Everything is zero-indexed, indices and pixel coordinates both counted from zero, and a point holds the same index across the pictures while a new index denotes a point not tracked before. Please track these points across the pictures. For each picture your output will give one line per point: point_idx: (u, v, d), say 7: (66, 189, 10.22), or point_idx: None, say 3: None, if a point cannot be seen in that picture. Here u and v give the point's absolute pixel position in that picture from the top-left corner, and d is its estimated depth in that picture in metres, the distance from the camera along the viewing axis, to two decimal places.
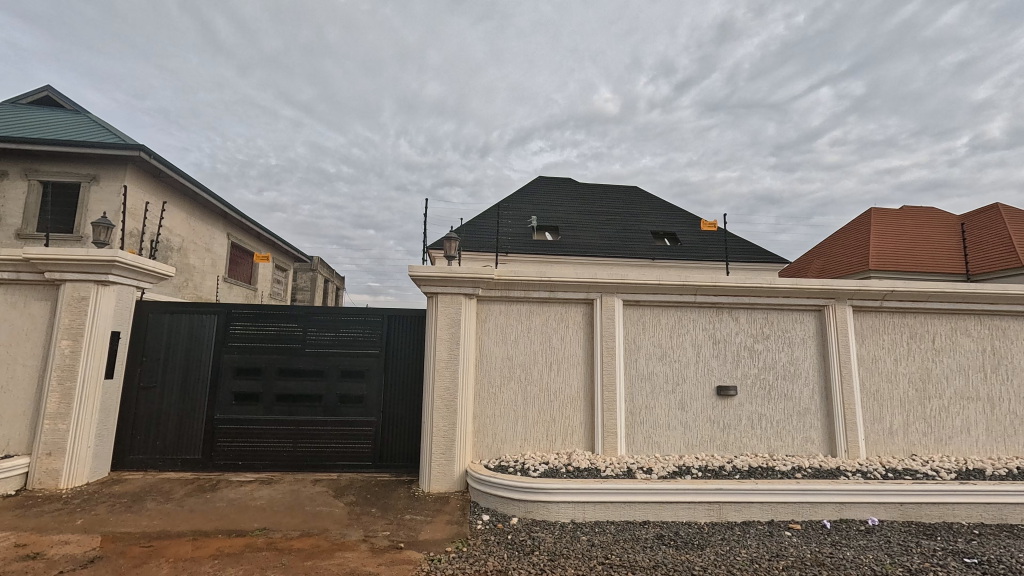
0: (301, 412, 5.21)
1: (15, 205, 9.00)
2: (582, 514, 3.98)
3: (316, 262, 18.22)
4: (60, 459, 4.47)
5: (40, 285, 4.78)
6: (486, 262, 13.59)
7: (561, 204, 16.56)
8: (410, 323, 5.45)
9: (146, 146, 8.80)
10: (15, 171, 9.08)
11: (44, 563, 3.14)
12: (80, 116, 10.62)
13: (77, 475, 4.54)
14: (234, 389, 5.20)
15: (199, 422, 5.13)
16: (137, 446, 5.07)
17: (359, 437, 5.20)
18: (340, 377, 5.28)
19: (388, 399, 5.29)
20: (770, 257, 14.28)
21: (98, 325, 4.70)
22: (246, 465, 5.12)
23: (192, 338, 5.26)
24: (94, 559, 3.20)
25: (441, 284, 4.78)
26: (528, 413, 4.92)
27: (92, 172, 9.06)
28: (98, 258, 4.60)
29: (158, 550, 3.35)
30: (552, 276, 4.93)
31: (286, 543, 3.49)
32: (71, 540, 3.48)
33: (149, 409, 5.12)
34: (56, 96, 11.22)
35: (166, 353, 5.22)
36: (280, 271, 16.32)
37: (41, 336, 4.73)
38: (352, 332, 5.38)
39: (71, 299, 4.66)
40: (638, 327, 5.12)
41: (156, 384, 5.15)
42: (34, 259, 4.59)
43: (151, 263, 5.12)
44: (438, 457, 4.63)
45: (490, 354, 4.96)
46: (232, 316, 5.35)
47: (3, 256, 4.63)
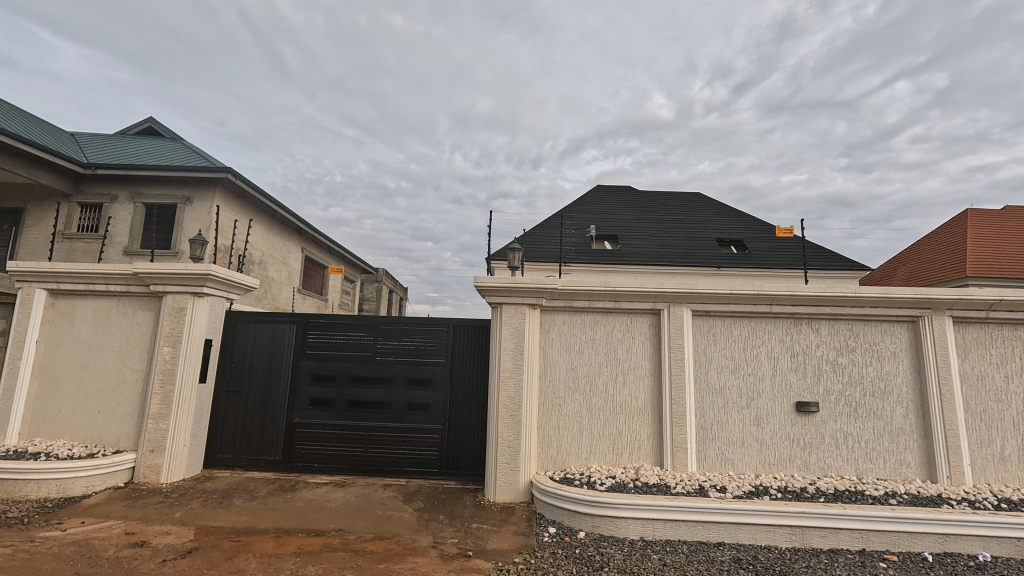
0: (371, 418, 5.41)
1: (123, 224, 9.95)
2: (651, 531, 3.84)
3: (381, 273, 18.99)
4: (161, 456, 4.90)
5: (146, 297, 5.28)
6: (548, 273, 13.58)
7: (620, 213, 16.29)
8: (474, 332, 5.53)
9: (233, 168, 9.56)
10: (123, 194, 10.06)
11: (150, 551, 3.43)
12: (177, 143, 11.70)
13: (175, 471, 4.94)
14: (310, 395, 5.49)
15: (280, 425, 5.45)
16: (225, 446, 5.44)
17: (425, 444, 5.33)
18: (408, 385, 5.44)
19: (453, 407, 5.38)
20: (851, 263, 13.33)
21: (194, 333, 5.13)
22: (321, 467, 5.36)
23: (273, 345, 5.61)
24: (192, 550, 3.47)
25: (505, 294, 4.84)
26: (593, 426, 4.84)
27: (186, 193, 9.90)
28: (195, 271, 5.02)
29: (246, 545, 3.57)
30: (617, 285, 4.85)
31: (360, 545, 3.62)
32: (171, 531, 3.78)
33: (235, 411, 5.50)
34: (158, 126, 12.46)
35: (250, 359, 5.59)
36: (348, 283, 17.12)
37: (145, 343, 5.21)
38: (417, 341, 5.55)
39: (172, 309, 5.12)
40: (709, 339, 4.92)
41: (242, 388, 5.53)
42: (142, 272, 5.08)
43: (238, 276, 5.52)
44: (503, 467, 4.64)
45: (554, 365, 4.94)
46: (308, 325, 5.65)
47: (116, 270, 5.15)
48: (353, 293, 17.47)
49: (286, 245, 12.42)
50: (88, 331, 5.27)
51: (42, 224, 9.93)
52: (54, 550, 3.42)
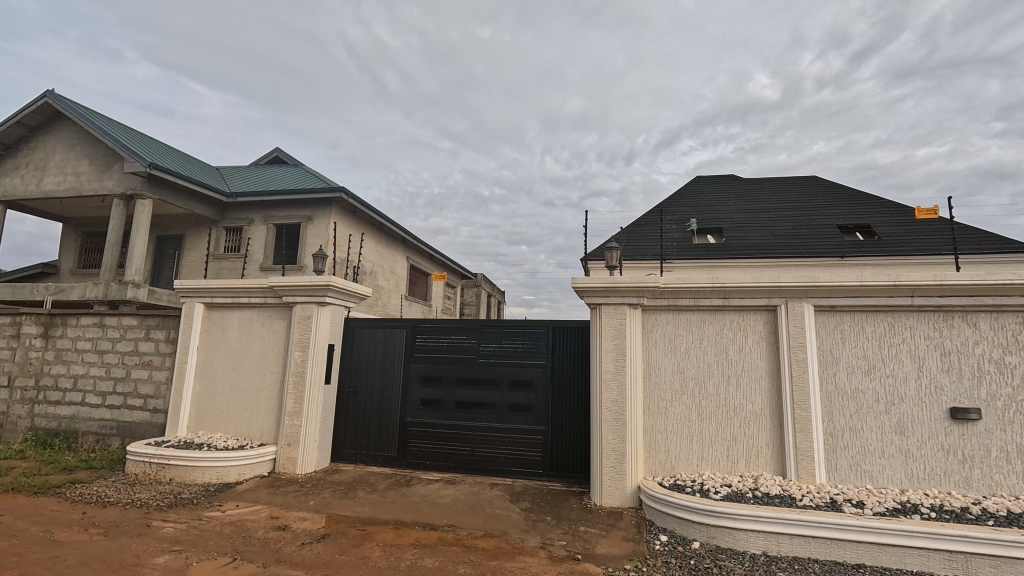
0: (477, 418, 5.60)
1: (259, 244, 11.28)
2: (775, 547, 3.55)
3: (479, 279, 19.63)
4: (296, 449, 5.47)
5: (279, 307, 5.93)
6: (647, 271, 13.14)
7: (723, 204, 15.31)
8: (574, 334, 5.50)
9: (345, 187, 10.44)
10: (258, 217, 11.41)
11: (291, 535, 3.85)
12: (299, 169, 13.04)
13: (308, 464, 5.49)
14: (421, 395, 5.81)
15: (395, 423, 5.84)
16: (348, 442, 5.93)
17: (529, 445, 5.39)
18: (510, 386, 5.56)
19: (555, 409, 5.39)
20: (1015, 245, 11.31)
21: (319, 339, 5.66)
22: (433, 464, 5.65)
23: (386, 349, 6.02)
24: (325, 535, 3.83)
25: (605, 294, 4.76)
26: (704, 431, 4.58)
27: (308, 213, 10.99)
28: (318, 283, 5.55)
29: (370, 534, 3.87)
30: (726, 281, 4.56)
31: (472, 541, 3.75)
32: (308, 518, 4.21)
33: (356, 410, 5.98)
34: (284, 155, 14.00)
35: (367, 362, 6.05)
36: (449, 289, 17.91)
37: (280, 348, 5.86)
38: (518, 343, 5.64)
39: (301, 318, 5.70)
40: (836, 337, 4.44)
41: (361, 389, 6.00)
42: (275, 285, 5.72)
43: (354, 285, 6.01)
44: (609, 471, 4.56)
45: (659, 366, 4.76)
46: (416, 330, 6.00)
47: (255, 285, 5.85)
48: (454, 298, 18.27)
49: (393, 256, 13.30)
50: (236, 338, 6.03)
51: (197, 247, 11.59)
52: (217, 528, 3.96)
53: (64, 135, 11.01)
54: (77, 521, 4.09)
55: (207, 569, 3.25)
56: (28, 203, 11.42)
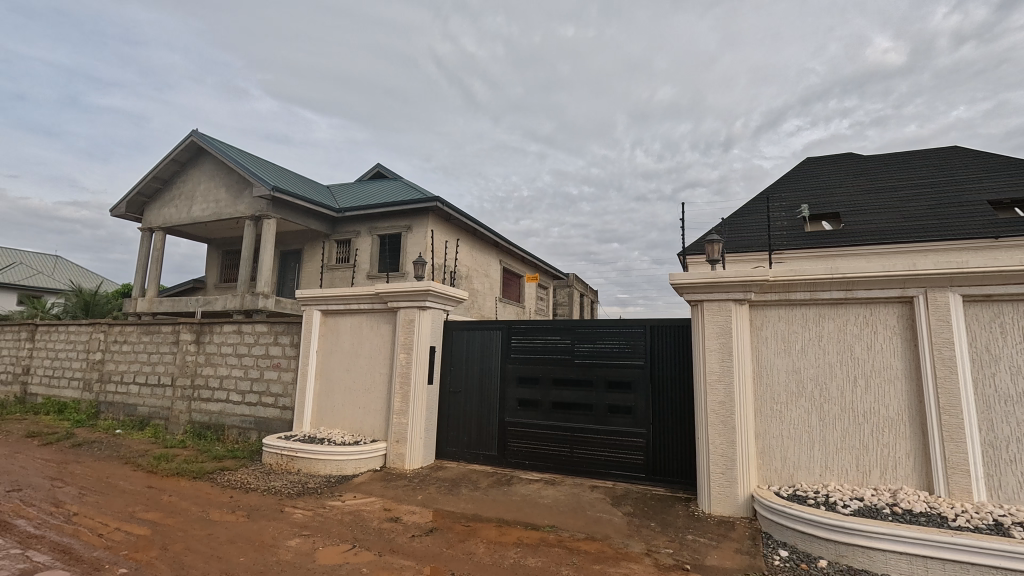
0: (575, 419, 5.56)
1: (365, 253, 12.16)
2: (922, 572, 3.10)
3: (571, 278, 19.54)
4: (404, 446, 5.80)
5: (385, 312, 6.34)
6: (752, 264, 12.23)
7: (841, 186, 13.81)
8: (673, 333, 5.26)
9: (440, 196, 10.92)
10: (364, 230, 12.31)
11: (403, 527, 4.08)
12: (398, 182, 13.87)
13: (415, 460, 5.80)
14: (518, 396, 5.90)
15: (494, 423, 5.98)
16: (451, 440, 6.18)
17: (630, 447, 5.24)
18: (608, 387, 5.45)
19: (656, 411, 5.19)
20: None
21: (421, 341, 5.97)
22: (532, 464, 5.71)
23: (484, 350, 6.19)
24: (433, 529, 4.01)
25: (706, 290, 4.50)
26: (827, 438, 4.15)
27: (407, 223, 11.65)
28: (418, 288, 5.87)
29: (474, 530, 3.99)
30: (848, 272, 4.10)
31: (574, 544, 3.73)
32: (417, 511, 4.44)
33: (457, 410, 6.21)
34: (384, 170, 14.98)
35: (466, 363, 6.26)
36: (542, 289, 18.03)
37: (387, 351, 6.26)
38: (614, 343, 5.52)
39: (404, 321, 6.05)
40: (994, 331, 3.80)
41: (461, 389, 6.22)
42: (381, 292, 6.13)
43: (452, 290, 6.26)
44: (718, 477, 4.29)
45: (772, 366, 4.39)
46: (512, 331, 6.10)
47: (364, 292, 6.31)
48: (547, 299, 18.35)
49: (487, 260, 13.66)
50: (349, 342, 6.54)
51: (313, 260, 12.77)
52: (338, 517, 4.32)
53: (207, 167, 12.71)
54: (226, 503, 4.67)
55: (331, 553, 3.55)
56: (181, 228, 13.34)
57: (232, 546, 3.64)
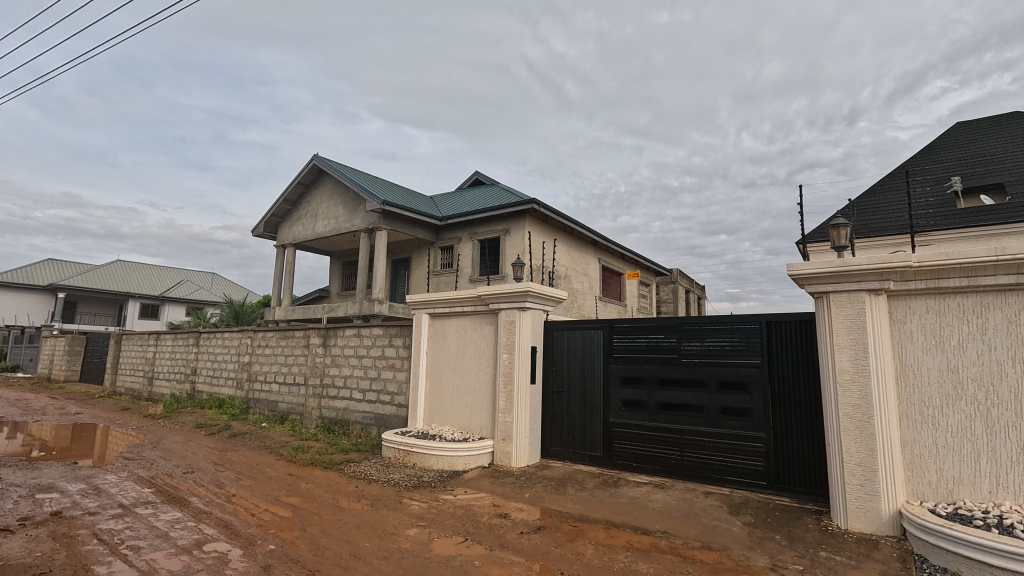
0: (684, 421, 5.30)
1: (467, 258, 12.65)
2: None
3: (675, 274, 18.70)
4: (510, 444, 5.93)
5: (487, 314, 6.54)
6: (889, 249, 10.79)
7: (1004, 152, 11.69)
8: (794, 329, 4.80)
9: (536, 197, 11.03)
10: (465, 235, 12.81)
11: (511, 523, 4.17)
12: (496, 188, 14.26)
13: (521, 458, 5.90)
14: (623, 396, 5.76)
15: (598, 423, 5.89)
16: (555, 439, 6.19)
17: (748, 453, 4.88)
18: (720, 388, 5.12)
19: (777, 414, 4.77)
20: None
21: (523, 341, 6.06)
22: (640, 467, 5.53)
23: (585, 350, 6.13)
24: (541, 527, 4.05)
25: (833, 281, 4.06)
26: (997, 449, 3.52)
27: (505, 226, 11.93)
28: (518, 289, 5.99)
29: (582, 531, 3.96)
30: (1020, 252, 3.45)
31: (688, 552, 3.55)
32: (524, 509, 4.52)
33: (561, 409, 6.21)
34: (482, 177, 15.48)
35: (568, 363, 6.24)
36: (644, 287, 17.46)
37: (491, 351, 6.44)
38: (725, 340, 5.17)
39: (506, 322, 6.19)
40: None
41: (564, 389, 6.22)
42: (483, 294, 6.34)
43: (551, 290, 6.28)
44: (856, 489, 3.83)
45: (919, 365, 3.83)
46: (614, 330, 5.97)
47: (467, 295, 6.57)
48: (650, 296, 17.73)
49: (585, 258, 13.53)
50: (455, 343, 6.84)
51: (420, 266, 13.55)
52: (451, 509, 4.53)
53: (327, 188, 14.06)
54: (353, 492, 5.12)
55: (446, 544, 3.74)
56: (308, 244, 14.89)
57: (358, 532, 3.98)
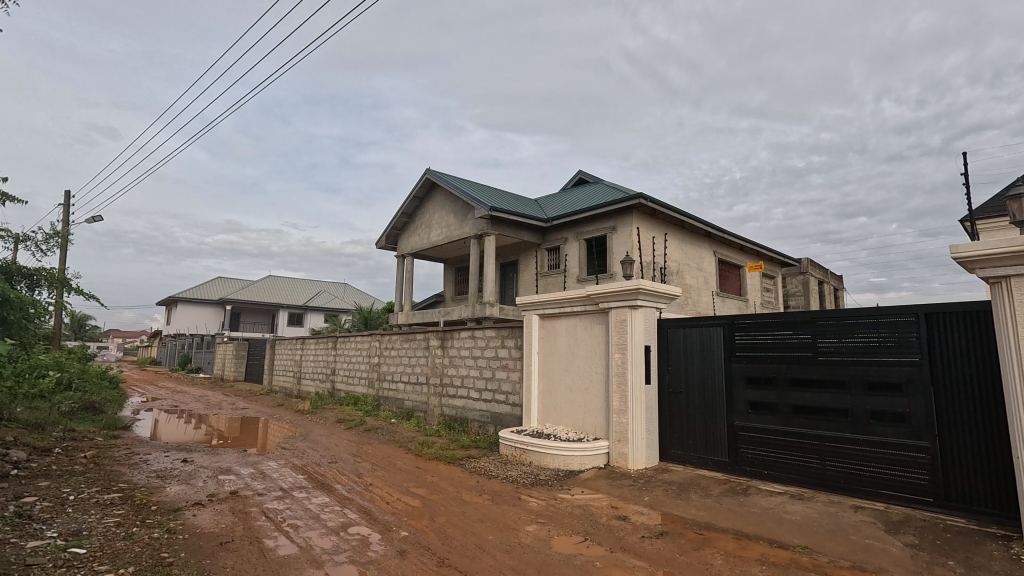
0: (824, 427, 4.78)
1: (574, 258, 12.61)
2: None
3: (804, 264, 16.97)
4: (626, 445, 5.80)
5: (597, 313, 6.46)
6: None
7: None
8: (962, 320, 4.11)
9: (644, 191, 10.67)
10: (571, 235, 12.80)
11: (631, 526, 4.07)
12: (600, 186, 14.06)
13: (639, 460, 5.74)
14: (749, 398, 5.35)
15: (722, 426, 5.53)
16: (675, 442, 5.93)
17: (907, 464, 4.27)
18: (867, 389, 4.54)
19: (943, 420, 4.12)
20: None
21: (635, 340, 5.90)
22: (773, 475, 5.09)
23: (704, 349, 5.79)
24: (663, 533, 3.91)
25: (1015, 262, 3.41)
26: None
27: (612, 224, 11.71)
28: (629, 287, 5.85)
29: (709, 539, 3.75)
30: None
31: (835, 571, 3.19)
32: (644, 512, 4.39)
33: (680, 411, 5.93)
34: (586, 176, 15.36)
35: (685, 363, 5.94)
36: (768, 279, 16.06)
37: (602, 351, 6.36)
38: (872, 336, 4.57)
39: (617, 321, 6.07)
40: None
41: (682, 390, 5.93)
42: (592, 293, 6.29)
43: (664, 286, 6.04)
44: None
45: None
46: (735, 327, 5.57)
47: (576, 294, 6.55)
48: (775, 289, 16.27)
49: (699, 252, 12.80)
50: (565, 343, 6.86)
51: (528, 269, 13.80)
52: (569, 509, 4.55)
53: (439, 199, 14.90)
54: (474, 487, 5.35)
55: (566, 543, 3.76)
56: (423, 252, 15.90)
57: (481, 524, 4.15)
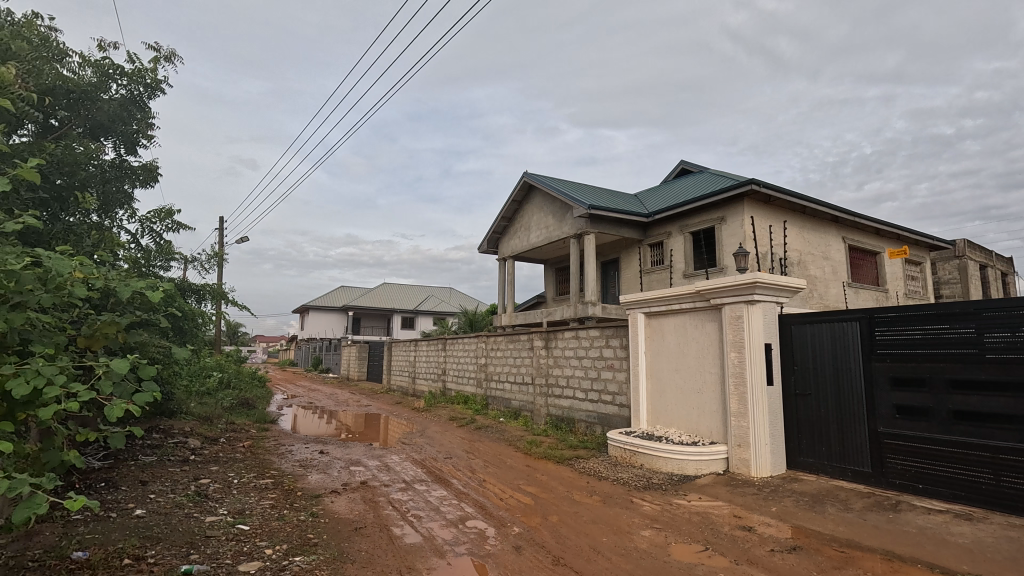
0: (998, 436, 4.08)
1: (680, 253, 12.02)
2: None
3: (960, 246, 14.61)
4: (748, 451, 5.41)
5: (709, 309, 6.11)
6: None
7: None
8: None
9: (756, 177, 9.89)
10: (675, 229, 12.24)
11: (758, 538, 3.79)
12: (705, 175, 13.28)
13: (763, 467, 5.32)
14: (896, 402, 4.72)
15: (863, 433, 4.94)
16: (804, 449, 5.41)
17: None
18: None
19: None
20: None
21: (754, 338, 5.48)
22: (930, 490, 4.45)
23: (836, 346, 5.22)
24: (796, 548, 3.58)
25: None
26: None
27: (720, 214, 11.00)
28: (744, 280, 5.46)
29: (854, 559, 3.37)
30: None
31: None
32: (772, 524, 4.06)
33: (809, 415, 5.40)
34: (689, 165, 14.61)
35: (814, 362, 5.40)
36: (912, 266, 14.07)
37: (716, 349, 5.99)
38: None
39: (731, 318, 5.69)
40: None
41: (811, 392, 5.39)
42: (703, 289, 5.96)
43: (785, 278, 5.55)
44: None
45: None
46: (874, 322, 4.95)
47: (684, 291, 6.26)
48: (922, 277, 14.20)
49: (825, 239, 11.57)
50: (674, 342, 6.57)
51: (631, 266, 13.43)
52: (686, 515, 4.35)
53: (537, 201, 15.04)
54: (585, 487, 5.32)
55: (685, 550, 3.60)
56: (524, 254, 16.17)
57: (594, 526, 4.12)
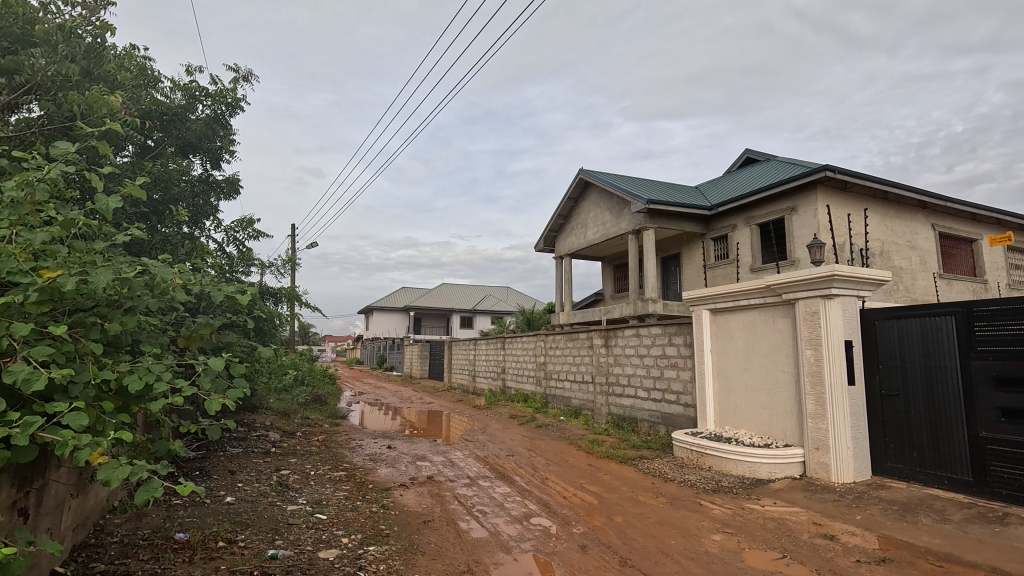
0: None
1: (746, 247, 11.49)
2: None
3: None
4: (827, 455, 5.09)
5: (781, 305, 5.80)
6: None
7: None
8: None
9: (830, 162, 9.27)
10: (740, 222, 11.72)
11: (842, 547, 3.56)
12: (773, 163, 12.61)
13: (844, 473, 4.99)
14: (1000, 404, 4.30)
15: (961, 438, 4.53)
16: (892, 454, 5.01)
17: None
18: None
19: None
20: None
21: (832, 335, 5.14)
22: None
23: (928, 343, 4.81)
24: (886, 560, 3.34)
25: None
26: None
27: (790, 204, 10.41)
28: (820, 274, 5.14)
29: None
30: None
31: None
32: (857, 533, 3.80)
33: (897, 417, 5.00)
34: (754, 154, 13.93)
35: (901, 360, 5.00)
36: (1015, 254, 12.70)
37: (790, 347, 5.68)
38: None
39: (806, 314, 5.37)
40: None
41: (899, 392, 4.99)
42: (774, 284, 5.66)
43: (867, 270, 5.17)
44: None
45: None
46: (974, 316, 4.53)
47: (753, 286, 5.97)
48: None
49: (911, 227, 10.68)
50: (743, 340, 6.28)
51: (693, 261, 12.99)
52: (760, 520, 4.16)
53: (594, 198, 14.86)
54: (651, 488, 5.21)
55: (760, 557, 3.45)
56: (580, 252, 16.02)
57: (662, 528, 4.03)
